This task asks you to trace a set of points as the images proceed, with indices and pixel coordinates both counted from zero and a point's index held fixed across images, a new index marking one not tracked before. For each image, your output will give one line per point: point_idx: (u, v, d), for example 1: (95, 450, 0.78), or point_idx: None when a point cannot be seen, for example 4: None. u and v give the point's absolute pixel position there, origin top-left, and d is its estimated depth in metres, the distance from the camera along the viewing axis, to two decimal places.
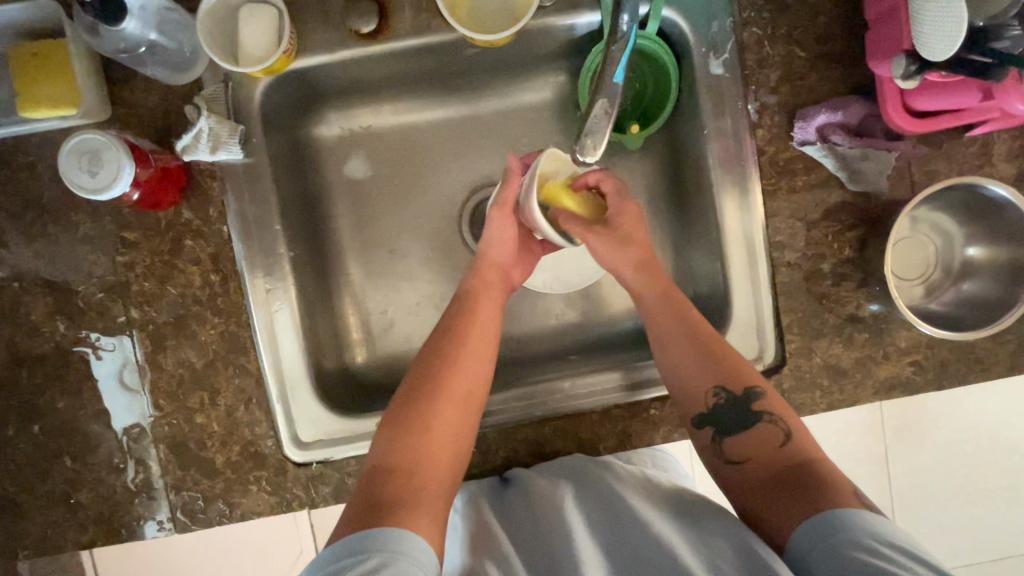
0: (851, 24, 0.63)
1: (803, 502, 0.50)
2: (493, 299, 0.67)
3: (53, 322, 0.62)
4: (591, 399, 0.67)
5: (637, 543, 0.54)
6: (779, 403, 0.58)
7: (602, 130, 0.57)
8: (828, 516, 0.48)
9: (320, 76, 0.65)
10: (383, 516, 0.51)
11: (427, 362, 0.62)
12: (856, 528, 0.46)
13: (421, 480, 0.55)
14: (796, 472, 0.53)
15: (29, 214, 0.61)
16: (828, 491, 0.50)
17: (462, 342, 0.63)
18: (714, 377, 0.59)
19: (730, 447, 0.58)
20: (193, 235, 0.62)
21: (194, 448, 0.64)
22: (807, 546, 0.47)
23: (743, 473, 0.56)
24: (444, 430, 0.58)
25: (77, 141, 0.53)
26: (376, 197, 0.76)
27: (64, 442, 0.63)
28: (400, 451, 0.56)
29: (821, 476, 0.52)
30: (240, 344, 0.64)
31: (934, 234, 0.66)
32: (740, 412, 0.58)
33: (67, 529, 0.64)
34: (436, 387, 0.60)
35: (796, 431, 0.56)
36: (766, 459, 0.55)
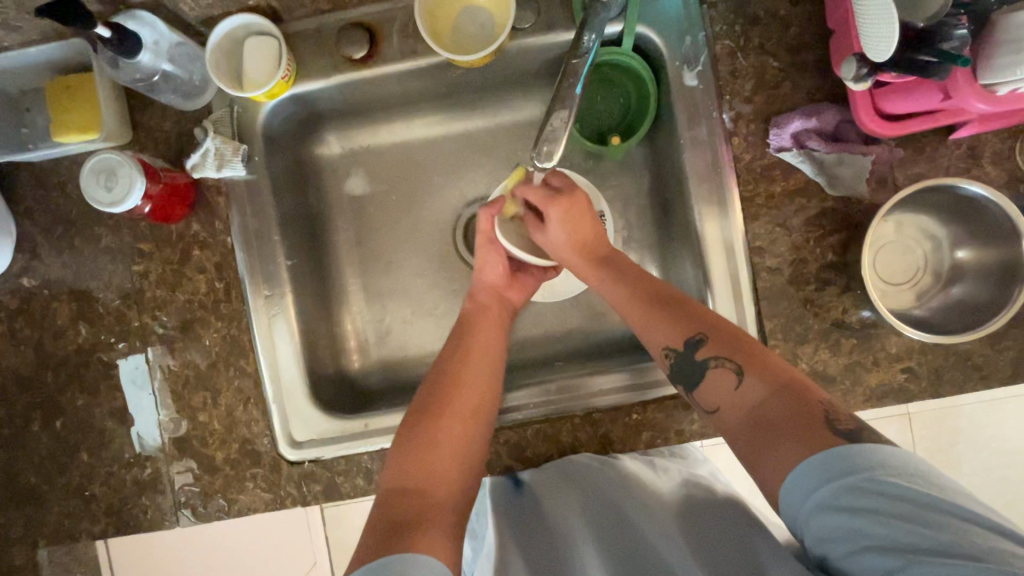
0: (823, 34, 0.64)
1: (790, 446, 0.45)
2: (491, 321, 0.70)
3: (76, 326, 0.68)
4: (592, 400, 0.68)
5: (638, 550, 0.58)
6: (727, 344, 0.54)
7: (558, 138, 0.62)
8: (827, 458, 0.43)
9: (320, 99, 0.71)
10: (397, 541, 0.48)
11: (428, 387, 0.63)
12: (857, 471, 0.41)
13: (431, 501, 0.54)
14: (763, 411, 0.49)
15: (59, 229, 0.68)
16: (804, 425, 0.46)
17: (463, 361, 0.65)
18: (664, 334, 0.57)
19: (700, 400, 0.55)
20: (200, 246, 0.68)
21: (197, 445, 0.68)
22: (805, 490, 0.43)
23: (722, 423, 0.53)
24: (449, 448, 0.58)
25: (96, 160, 0.60)
26: (375, 211, 0.80)
27: (81, 438, 0.69)
28: (409, 469, 0.56)
29: (789, 404, 0.48)
30: (240, 347, 0.68)
31: (922, 238, 0.65)
32: (689, 364, 0.55)
33: (82, 519, 0.68)
34: (440, 405, 0.61)
35: (748, 369, 0.51)
36: (732, 406, 0.51)
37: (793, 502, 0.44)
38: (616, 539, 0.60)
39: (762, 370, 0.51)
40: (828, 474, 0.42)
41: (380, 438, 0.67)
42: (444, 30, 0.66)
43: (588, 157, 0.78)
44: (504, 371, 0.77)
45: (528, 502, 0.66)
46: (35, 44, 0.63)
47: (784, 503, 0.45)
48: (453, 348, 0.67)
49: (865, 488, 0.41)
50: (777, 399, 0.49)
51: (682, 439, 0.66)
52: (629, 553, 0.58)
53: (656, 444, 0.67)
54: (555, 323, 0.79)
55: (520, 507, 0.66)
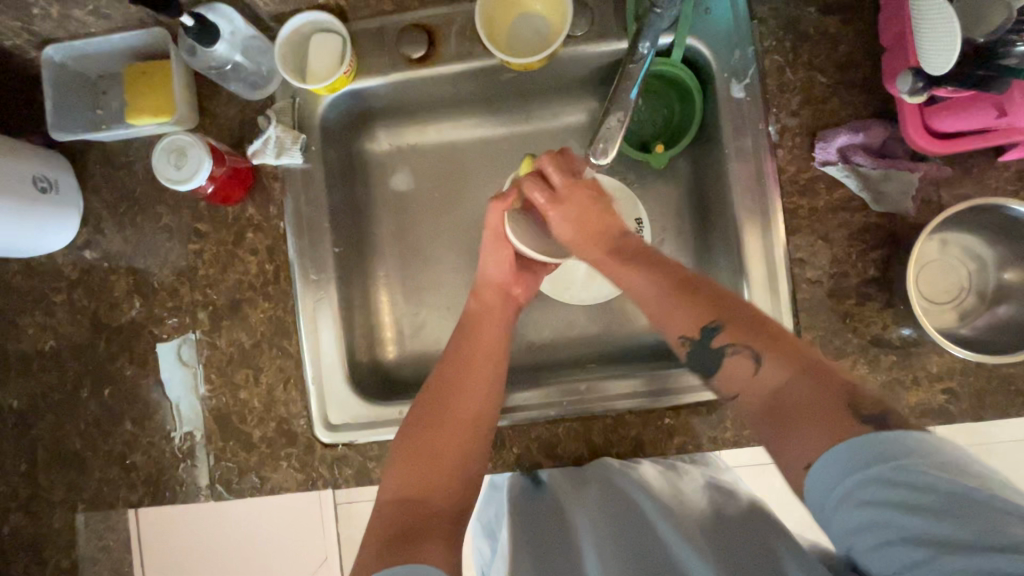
0: (872, 53, 0.65)
1: (815, 435, 0.45)
2: (494, 321, 0.70)
3: (131, 299, 0.71)
4: (607, 404, 0.69)
5: (650, 544, 0.55)
6: (747, 330, 0.53)
7: (614, 137, 0.63)
8: (851, 448, 0.43)
9: (375, 95, 0.74)
10: (405, 553, 0.48)
11: (423, 399, 0.63)
12: (886, 459, 0.41)
13: (431, 512, 0.54)
14: (783, 396, 0.48)
15: (123, 206, 0.72)
16: (825, 412, 0.45)
17: (464, 366, 0.65)
18: (678, 323, 0.57)
19: (721, 386, 0.55)
20: (254, 229, 0.71)
21: (235, 422, 0.70)
22: (828, 482, 0.43)
23: (742, 409, 0.53)
24: (449, 457, 0.59)
25: (169, 140, 0.63)
26: (417, 207, 0.82)
27: (126, 407, 0.71)
28: (409, 479, 0.57)
29: (814, 388, 0.47)
30: (285, 328, 0.70)
31: (966, 258, 0.65)
32: (707, 355, 0.55)
33: (121, 487, 0.71)
34: (437, 416, 0.61)
35: (766, 354, 0.51)
36: (751, 393, 0.51)
37: (817, 494, 0.44)
38: (626, 529, 0.58)
39: (782, 354, 0.51)
40: (855, 463, 0.42)
41: None
42: (506, 37, 0.69)
43: (629, 165, 0.79)
44: (535, 371, 0.78)
45: (545, 499, 0.65)
46: (118, 30, 0.67)
47: (808, 491, 0.45)
48: (453, 351, 0.67)
49: (886, 478, 0.40)
50: (797, 384, 0.48)
51: (713, 447, 0.66)
52: (635, 542, 0.55)
53: (687, 451, 0.67)
54: (588, 327, 0.80)
55: (537, 501, 0.66)
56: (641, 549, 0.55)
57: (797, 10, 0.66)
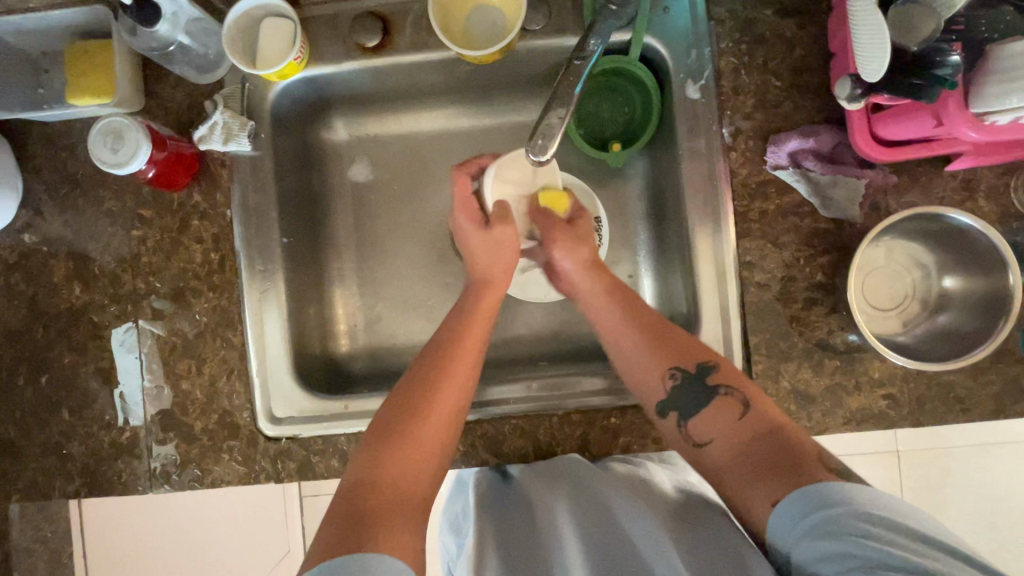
0: (826, 58, 0.65)
1: (777, 479, 0.48)
2: (490, 302, 0.67)
3: (71, 285, 0.69)
4: (580, 401, 0.68)
5: (615, 544, 0.54)
6: (738, 378, 0.56)
7: (556, 133, 0.61)
8: (805, 493, 0.45)
9: (331, 83, 0.73)
10: (356, 539, 0.47)
11: (396, 400, 0.59)
12: (851, 501, 0.43)
13: (399, 495, 0.53)
14: (754, 451, 0.51)
15: (64, 188, 0.70)
16: (800, 459, 0.49)
17: (446, 372, 0.61)
18: (667, 357, 0.59)
19: (693, 430, 0.56)
20: (200, 216, 0.69)
21: (177, 413, 0.68)
22: (790, 519, 0.45)
23: (711, 457, 0.54)
24: (426, 457, 0.56)
25: (105, 122, 0.61)
26: (375, 199, 0.81)
27: (64, 395, 0.69)
28: (384, 462, 0.55)
29: (782, 444, 0.50)
30: (229, 319, 0.69)
31: (912, 266, 0.65)
32: (694, 393, 0.57)
33: (57, 478, 0.69)
34: (412, 417, 0.58)
35: (754, 401, 0.54)
36: (728, 438, 0.53)
37: (785, 523, 0.46)
38: (597, 532, 0.56)
39: (767, 408, 0.53)
40: (822, 501, 0.44)
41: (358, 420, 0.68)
42: (467, 29, 0.68)
43: (589, 162, 0.79)
44: (489, 367, 0.78)
45: (514, 492, 0.64)
46: (57, 6, 0.65)
47: (772, 533, 0.47)
48: (436, 347, 0.63)
49: (850, 515, 0.42)
50: (769, 441, 0.51)
51: (659, 447, 0.66)
52: (606, 545, 0.54)
53: (634, 452, 0.67)
54: (543, 325, 0.79)
55: (506, 499, 0.64)
56: (613, 552, 0.53)
57: (754, 12, 0.66)
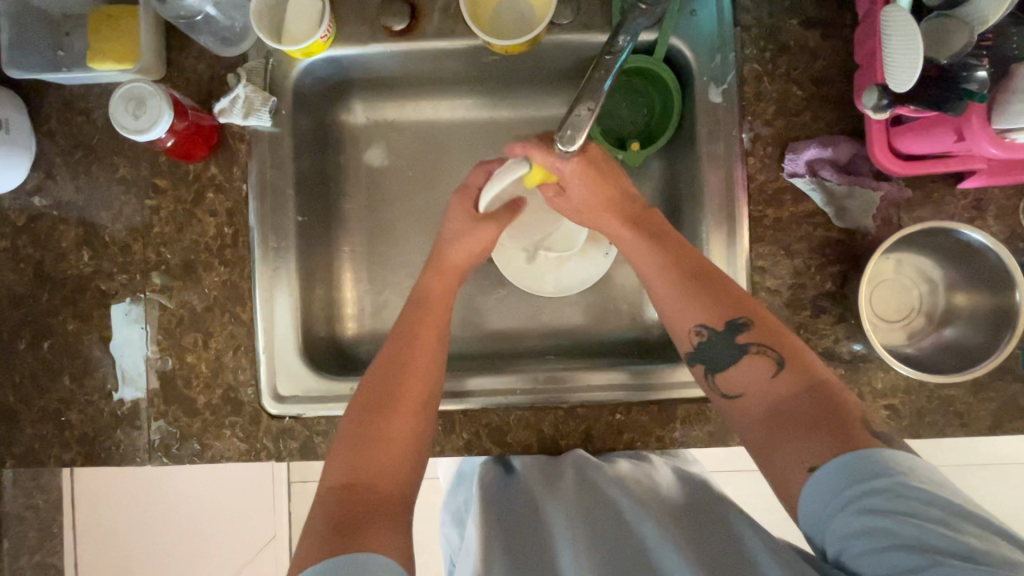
0: (848, 70, 0.66)
1: (814, 438, 0.48)
2: (443, 312, 0.67)
3: (79, 251, 0.69)
4: (586, 394, 0.68)
5: (621, 536, 0.54)
6: (771, 334, 0.56)
7: (584, 126, 0.60)
8: (843, 464, 0.45)
9: (354, 64, 0.72)
10: (341, 544, 0.46)
11: (359, 408, 0.58)
12: (889, 474, 0.43)
13: (376, 501, 0.52)
14: (789, 405, 0.51)
15: (78, 153, 0.69)
16: (839, 421, 0.48)
17: (401, 374, 0.60)
18: (697, 313, 0.59)
19: (724, 382, 0.57)
20: (215, 189, 0.69)
21: (180, 386, 0.68)
22: (827, 491, 0.45)
23: (742, 409, 0.55)
24: (390, 460, 0.55)
25: (127, 87, 0.60)
26: (389, 184, 0.81)
27: (65, 362, 0.69)
28: (354, 468, 0.54)
29: (823, 403, 0.50)
30: (239, 294, 0.68)
31: (919, 280, 0.66)
32: (727, 348, 0.57)
33: (53, 445, 0.68)
34: (375, 431, 0.56)
35: (789, 360, 0.53)
36: (761, 394, 0.54)
37: (821, 493, 0.45)
38: (606, 525, 0.55)
39: (804, 366, 0.53)
40: (859, 473, 0.44)
41: None
42: (495, 19, 0.69)
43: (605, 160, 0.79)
44: (494, 358, 0.78)
45: (516, 487, 0.65)
46: None
47: (801, 505, 0.47)
48: (390, 353, 0.62)
49: (888, 490, 0.42)
50: (802, 397, 0.51)
51: (662, 446, 0.67)
52: (610, 536, 0.54)
53: (639, 448, 0.67)
54: (551, 320, 0.79)
55: (508, 491, 0.65)
56: (618, 543, 0.53)
57: (779, 21, 0.67)
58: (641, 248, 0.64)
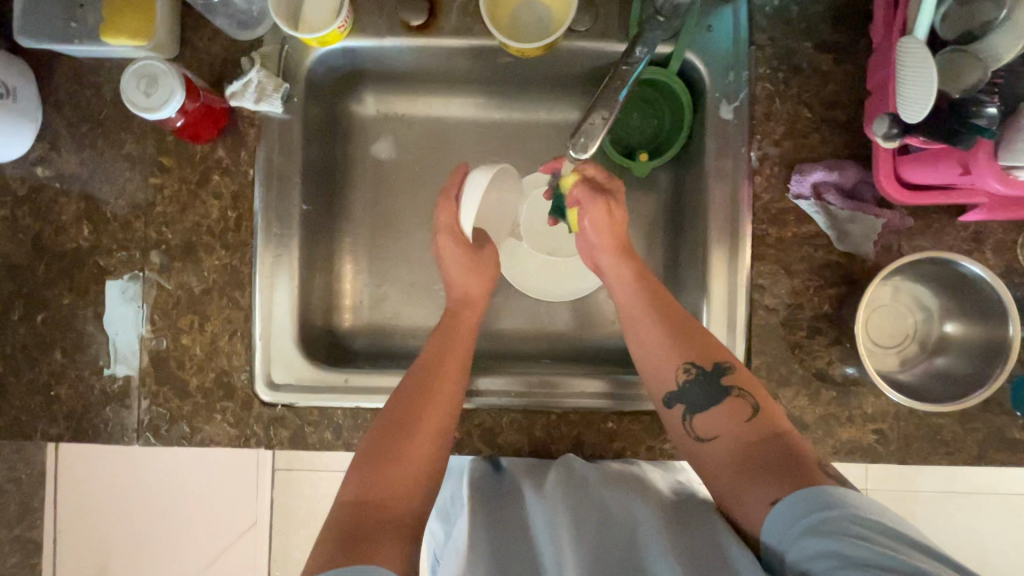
0: (859, 96, 0.67)
1: (778, 482, 0.51)
2: (468, 325, 0.68)
3: (79, 225, 0.68)
4: (566, 400, 0.68)
5: (615, 547, 0.53)
6: (750, 380, 0.57)
7: (598, 133, 0.62)
8: (807, 492, 0.48)
9: (369, 57, 0.72)
10: (351, 553, 0.48)
11: (381, 425, 0.58)
12: (846, 505, 0.46)
13: (392, 510, 0.53)
14: (759, 451, 0.54)
15: (85, 126, 0.68)
16: (798, 468, 0.51)
17: (425, 394, 0.60)
18: (683, 351, 0.59)
19: (700, 424, 0.58)
20: (221, 172, 0.68)
21: (173, 367, 0.67)
22: (790, 516, 0.48)
23: (712, 452, 0.56)
24: (410, 476, 0.55)
25: (140, 64, 0.60)
26: (395, 178, 0.81)
27: (58, 336, 0.68)
28: (372, 477, 0.54)
29: (787, 455, 0.52)
30: (239, 280, 0.68)
31: (914, 308, 0.67)
32: (707, 390, 0.58)
33: (40, 419, 0.68)
34: (396, 440, 0.57)
35: (763, 408, 0.56)
36: (732, 437, 0.56)
37: (784, 520, 0.49)
38: (592, 526, 0.55)
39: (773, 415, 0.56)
40: (821, 502, 0.47)
41: (356, 396, 0.68)
42: (514, 20, 0.69)
43: (612, 168, 0.80)
44: (489, 359, 0.78)
45: (505, 485, 0.64)
46: None
47: (766, 530, 0.50)
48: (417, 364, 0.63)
49: (845, 518, 0.46)
50: (770, 445, 0.54)
51: (651, 455, 0.67)
52: (604, 545, 0.53)
53: (629, 457, 0.67)
54: (548, 324, 0.80)
55: (497, 487, 0.63)
56: (610, 555, 0.52)
57: (794, 42, 0.67)
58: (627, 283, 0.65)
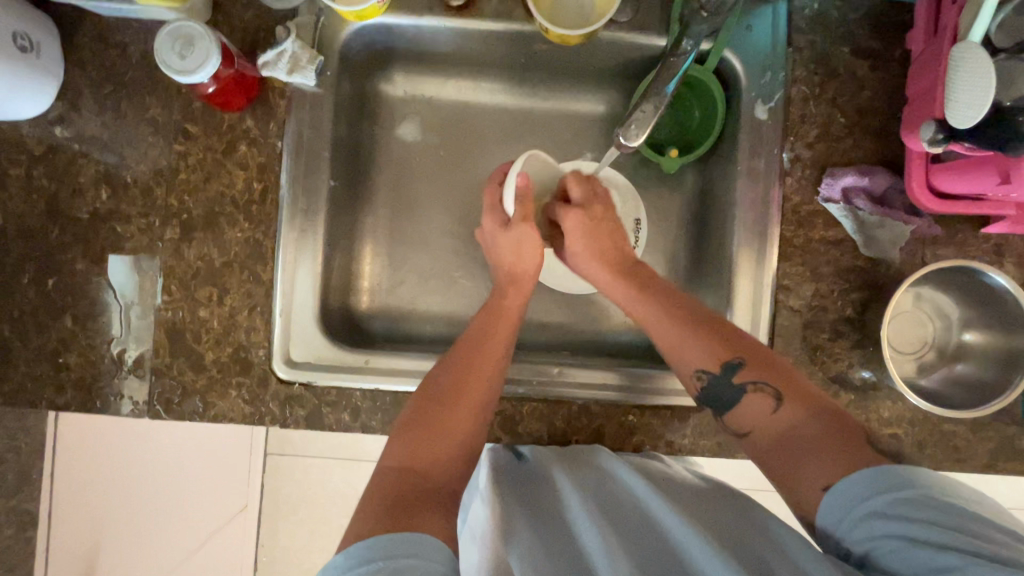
0: (891, 104, 0.67)
1: (831, 457, 0.49)
2: (515, 304, 0.67)
3: (97, 189, 0.66)
4: (585, 391, 0.68)
5: (651, 534, 0.53)
6: (767, 367, 0.56)
7: (646, 122, 0.62)
8: (870, 474, 0.46)
9: (405, 35, 0.71)
10: (393, 520, 0.45)
11: (420, 403, 0.57)
12: (912, 485, 0.45)
13: (431, 484, 0.51)
14: (800, 432, 0.52)
15: (108, 87, 0.66)
16: (846, 443, 0.50)
17: (469, 370, 0.60)
18: (698, 357, 0.59)
19: (732, 421, 0.58)
20: (248, 142, 0.67)
21: (188, 339, 0.66)
22: (850, 499, 0.46)
23: (753, 446, 0.56)
24: (449, 450, 0.55)
25: (177, 25, 0.58)
26: (420, 160, 0.80)
27: (70, 302, 0.66)
28: (415, 450, 0.54)
29: (829, 428, 0.51)
30: (261, 253, 0.67)
31: (934, 315, 0.68)
32: (726, 388, 0.57)
33: (46, 386, 0.65)
34: (438, 416, 0.56)
35: (786, 393, 0.54)
36: (767, 429, 0.55)
37: (844, 504, 0.47)
38: (629, 522, 0.55)
39: (803, 397, 0.54)
40: (886, 484, 0.45)
41: (375, 377, 0.67)
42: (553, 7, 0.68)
43: (639, 163, 0.79)
44: None
45: (530, 475, 0.63)
46: None
47: (823, 514, 0.48)
48: (456, 349, 0.62)
49: (910, 500, 0.44)
50: (814, 422, 0.52)
51: (670, 451, 0.67)
52: (640, 535, 0.53)
53: (647, 450, 0.67)
54: (566, 315, 0.79)
55: (522, 479, 0.63)
56: (648, 544, 0.52)
57: (831, 47, 0.68)
58: (636, 302, 0.65)
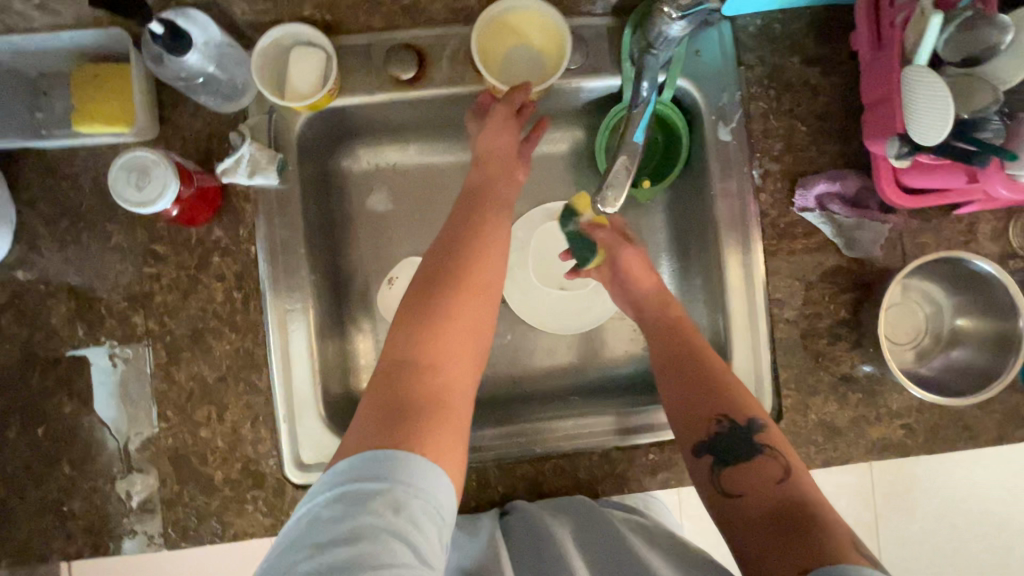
0: (848, 106, 0.69)
1: (797, 553, 0.46)
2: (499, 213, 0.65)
3: (72, 326, 0.64)
4: (589, 440, 0.68)
5: None
6: (783, 444, 0.56)
7: (621, 184, 0.63)
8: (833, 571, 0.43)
9: (359, 114, 0.70)
10: (393, 435, 0.46)
11: (417, 300, 0.57)
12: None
13: (442, 384, 0.52)
14: (789, 511, 0.49)
15: (65, 221, 0.64)
16: (825, 541, 0.46)
17: (454, 257, 0.60)
18: (721, 403, 0.59)
19: (727, 478, 0.55)
20: (221, 252, 0.65)
21: (194, 462, 0.64)
22: None
23: (739, 510, 0.52)
24: (454, 329, 0.55)
25: (128, 156, 0.56)
26: (394, 228, 0.78)
27: (64, 448, 0.63)
28: (414, 344, 0.53)
29: (817, 518, 0.48)
30: (254, 361, 0.65)
31: (924, 301, 0.70)
32: (741, 442, 0.56)
33: (55, 539, 0.63)
34: (432, 328, 0.54)
35: (794, 474, 0.53)
36: (765, 496, 0.52)
37: None
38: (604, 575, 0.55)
39: (808, 484, 0.52)
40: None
41: None
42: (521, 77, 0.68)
43: None
44: (513, 403, 0.76)
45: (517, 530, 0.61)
46: (69, 27, 0.60)
47: None
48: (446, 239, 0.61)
49: None
50: (800, 510, 0.49)
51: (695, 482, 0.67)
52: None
53: (672, 485, 0.67)
54: (568, 360, 0.78)
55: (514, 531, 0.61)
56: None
57: (781, 60, 0.69)
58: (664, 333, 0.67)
